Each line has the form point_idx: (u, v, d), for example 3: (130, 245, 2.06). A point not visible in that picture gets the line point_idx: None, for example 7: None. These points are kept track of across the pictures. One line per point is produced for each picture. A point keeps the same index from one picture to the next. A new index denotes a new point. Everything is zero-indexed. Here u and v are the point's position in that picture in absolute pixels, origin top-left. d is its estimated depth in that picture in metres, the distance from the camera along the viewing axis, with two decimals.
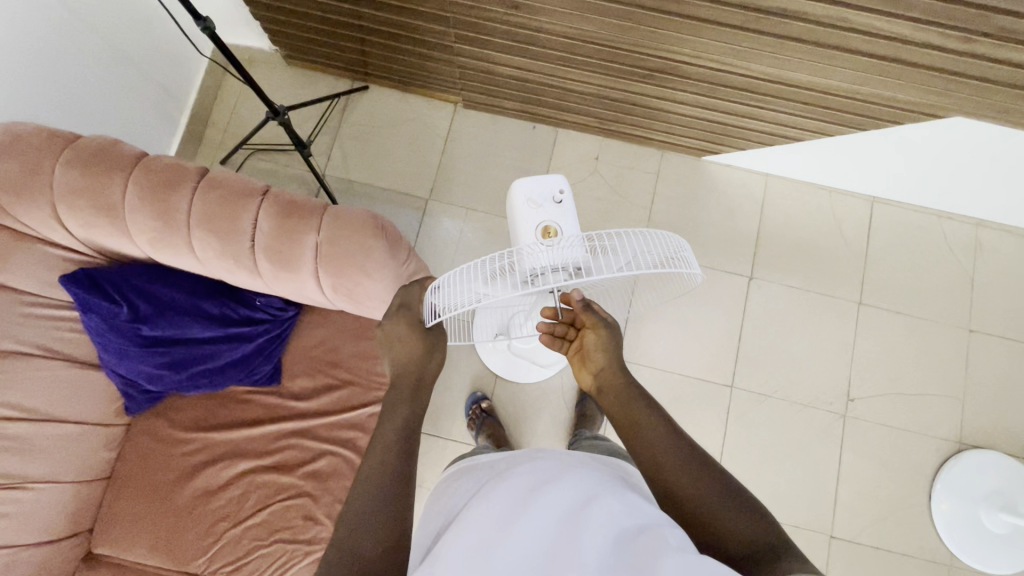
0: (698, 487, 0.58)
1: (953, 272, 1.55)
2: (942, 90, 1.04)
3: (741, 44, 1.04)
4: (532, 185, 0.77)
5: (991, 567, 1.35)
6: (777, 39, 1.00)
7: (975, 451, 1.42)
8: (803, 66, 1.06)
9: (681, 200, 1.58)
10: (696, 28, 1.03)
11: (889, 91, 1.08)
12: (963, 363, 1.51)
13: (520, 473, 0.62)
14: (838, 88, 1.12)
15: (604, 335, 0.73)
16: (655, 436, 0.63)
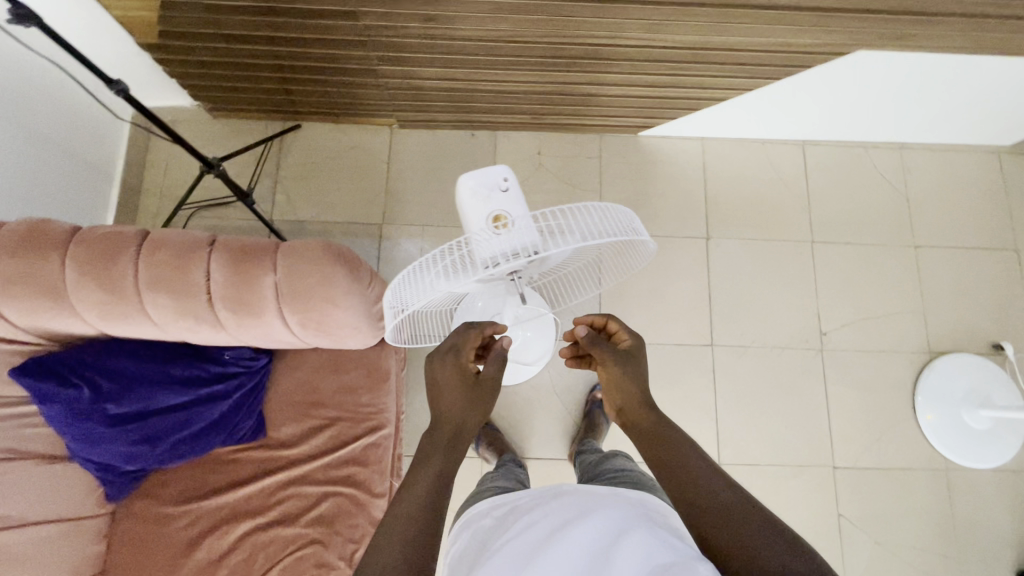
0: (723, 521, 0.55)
1: (890, 196, 1.64)
2: (840, 28, 1.11)
3: (650, 17, 1.09)
4: (477, 177, 0.78)
5: (982, 463, 1.43)
6: (684, 6, 1.05)
7: (944, 358, 1.50)
8: (713, 27, 1.11)
9: (628, 177, 1.62)
10: (607, 9, 1.07)
11: (794, 38, 1.15)
12: (917, 278, 1.59)
13: (550, 514, 0.65)
14: (749, 43, 1.17)
15: (620, 364, 0.76)
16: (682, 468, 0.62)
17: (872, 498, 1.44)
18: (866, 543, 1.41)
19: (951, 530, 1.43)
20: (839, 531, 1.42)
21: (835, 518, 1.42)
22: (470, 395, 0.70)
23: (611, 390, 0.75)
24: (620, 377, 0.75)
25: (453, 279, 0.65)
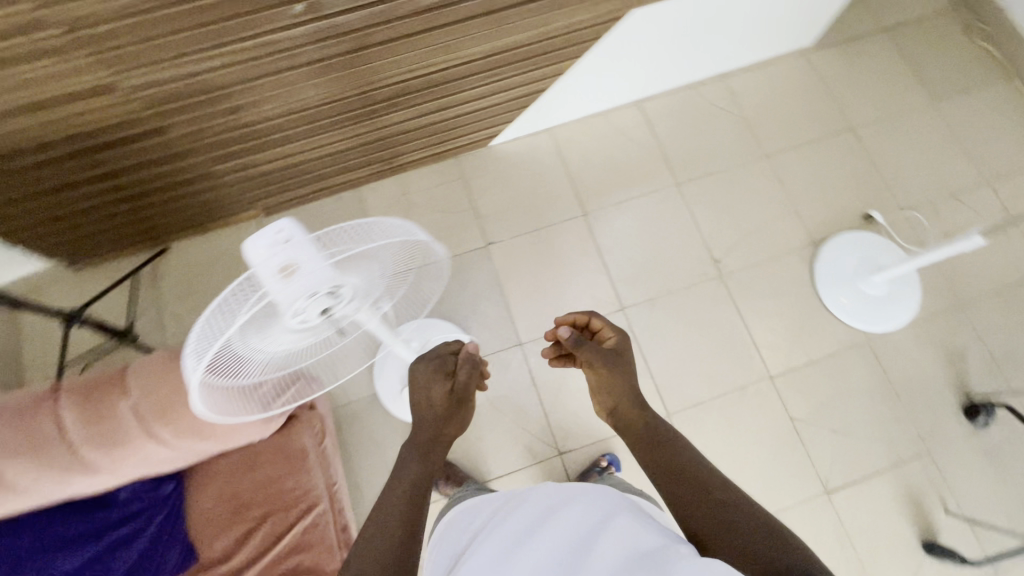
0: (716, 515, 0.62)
1: (730, 121, 1.77)
2: (606, 1, 1.21)
3: (435, 44, 1.16)
4: (263, 237, 0.61)
5: (895, 322, 1.54)
6: (459, 25, 1.12)
7: (828, 245, 1.61)
8: (496, 33, 1.19)
9: (496, 187, 1.68)
10: (393, 49, 1.12)
11: (572, 19, 1.24)
12: (779, 183, 1.71)
13: (525, 512, 0.70)
14: (536, 36, 1.26)
15: (609, 366, 0.83)
16: (689, 472, 0.68)
17: (817, 395, 1.51)
18: (827, 437, 1.47)
19: (894, 394, 1.52)
20: (800, 435, 1.47)
21: (792, 424, 1.48)
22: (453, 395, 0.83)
23: (603, 390, 0.83)
24: (610, 377, 0.82)
25: (239, 332, 0.63)
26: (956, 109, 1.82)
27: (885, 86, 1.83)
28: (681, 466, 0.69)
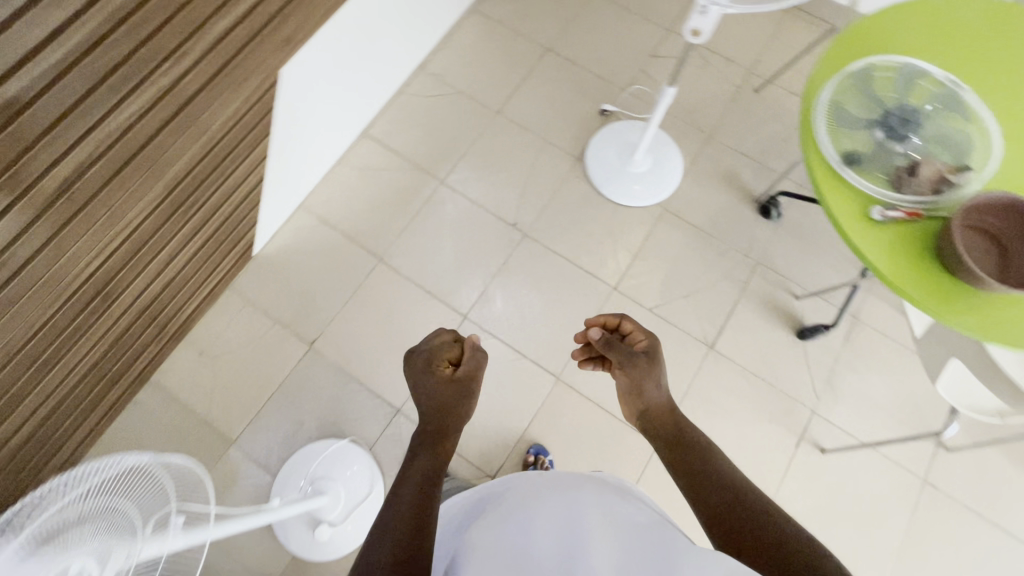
0: (742, 513, 0.69)
1: (450, 103, 1.83)
2: (261, 85, 1.16)
3: (120, 229, 1.03)
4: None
5: (672, 181, 1.72)
6: (135, 202, 1.00)
7: (589, 155, 1.74)
8: (175, 177, 1.09)
9: (287, 288, 1.60)
10: (81, 266, 0.98)
11: (240, 116, 1.18)
12: (521, 129, 1.81)
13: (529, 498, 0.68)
14: (218, 152, 1.18)
15: (648, 365, 0.88)
16: (705, 466, 0.75)
17: (653, 277, 1.64)
18: (680, 305, 1.61)
19: (706, 237, 1.69)
20: (660, 318, 1.60)
21: (649, 314, 1.60)
22: (460, 389, 0.83)
23: (636, 392, 0.86)
24: (642, 377, 0.86)
25: None
26: None
27: (550, 1, 1.98)
28: (701, 461, 0.76)
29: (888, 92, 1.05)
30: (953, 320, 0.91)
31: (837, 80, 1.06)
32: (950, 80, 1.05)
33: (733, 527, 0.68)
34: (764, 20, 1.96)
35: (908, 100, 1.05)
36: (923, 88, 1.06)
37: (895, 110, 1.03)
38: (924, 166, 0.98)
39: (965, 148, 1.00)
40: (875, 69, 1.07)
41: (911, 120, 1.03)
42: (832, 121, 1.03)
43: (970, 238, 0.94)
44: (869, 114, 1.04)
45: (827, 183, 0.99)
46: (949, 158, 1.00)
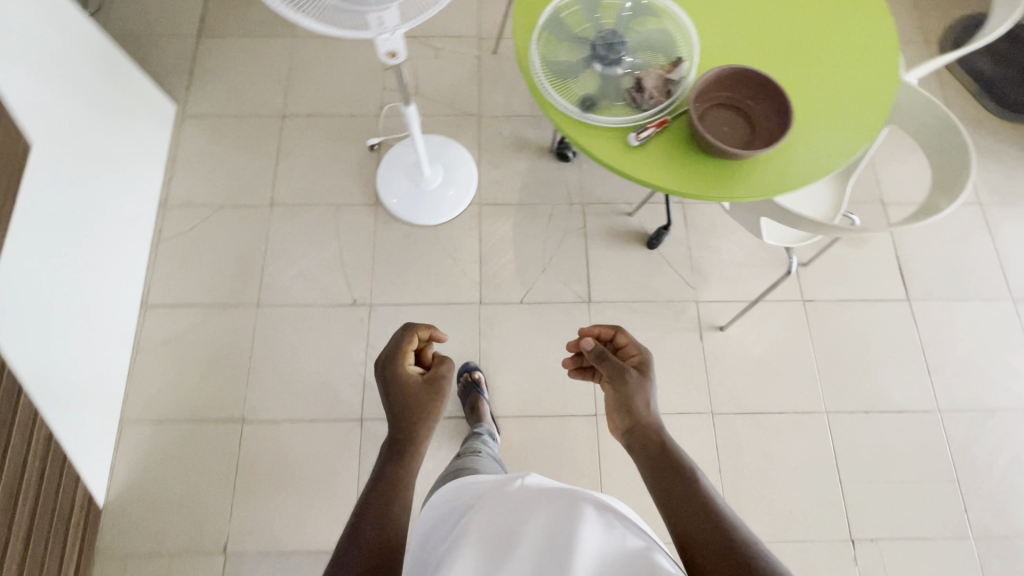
0: (706, 528, 0.69)
1: (215, 221, 1.63)
2: None
3: None
4: None
5: (470, 174, 1.69)
6: None
7: (382, 195, 1.66)
8: None
9: (161, 509, 1.38)
10: None
11: None
12: (303, 206, 1.66)
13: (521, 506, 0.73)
14: None
15: (638, 376, 0.90)
16: (681, 486, 0.75)
17: (507, 273, 1.63)
18: (544, 282, 1.62)
19: (528, 206, 1.69)
20: (534, 305, 1.60)
21: (523, 307, 1.60)
22: (422, 399, 0.81)
23: (622, 404, 0.87)
24: (631, 389, 0.89)
25: None
26: None
27: (254, 65, 1.80)
28: (676, 480, 0.75)
29: (584, 25, 1.07)
30: (743, 192, 0.97)
31: (537, 39, 1.06)
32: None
33: (695, 544, 0.68)
34: None
35: (603, 22, 1.07)
36: (609, 6, 1.08)
37: (598, 38, 1.05)
38: (647, 76, 1.01)
39: (671, 39, 1.04)
40: (562, 11, 1.08)
41: (615, 40, 1.05)
42: (554, 78, 1.03)
43: (713, 119, 1.01)
44: (580, 53, 1.05)
45: (582, 137, 1.00)
46: (662, 55, 1.04)
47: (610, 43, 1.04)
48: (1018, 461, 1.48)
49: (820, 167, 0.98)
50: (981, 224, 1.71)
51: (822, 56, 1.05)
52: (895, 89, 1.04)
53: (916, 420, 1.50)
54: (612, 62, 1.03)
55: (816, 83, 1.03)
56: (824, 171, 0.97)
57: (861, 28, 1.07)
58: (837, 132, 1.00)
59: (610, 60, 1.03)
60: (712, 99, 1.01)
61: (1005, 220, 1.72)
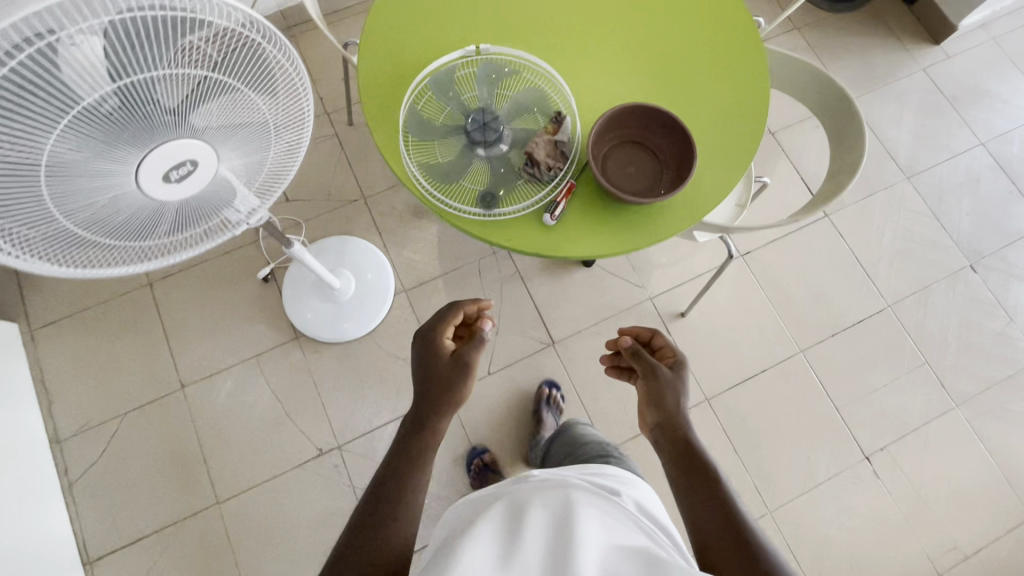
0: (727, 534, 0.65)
1: (127, 433, 1.41)
2: None
3: None
4: None
5: (383, 266, 1.55)
6: None
7: (299, 325, 1.49)
8: None
9: None
10: None
11: None
12: (218, 373, 1.46)
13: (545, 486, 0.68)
14: None
15: (676, 377, 0.81)
16: (704, 485, 0.70)
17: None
18: (502, 342, 1.55)
19: (455, 271, 1.59)
20: (502, 369, 1.53)
21: (493, 377, 1.52)
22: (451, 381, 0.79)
23: (652, 406, 0.80)
24: (664, 388, 0.80)
25: None
26: None
27: None
28: (696, 479, 0.71)
29: (447, 111, 0.97)
30: (671, 228, 0.94)
31: (405, 145, 0.95)
32: (475, 51, 0.99)
33: (715, 552, 0.64)
34: None
35: (466, 101, 0.98)
36: (465, 80, 0.99)
37: (468, 121, 0.95)
38: (536, 144, 0.93)
39: (542, 95, 0.97)
40: (418, 104, 0.97)
41: (486, 115, 0.95)
42: (441, 182, 0.93)
43: (616, 160, 0.96)
44: (456, 144, 0.95)
45: (497, 236, 0.91)
46: (541, 114, 0.96)
47: (483, 121, 0.94)
48: (965, 322, 1.61)
49: (732, 174, 0.97)
50: None
51: (688, 63, 1.04)
52: (765, 72, 1.06)
53: (875, 324, 1.59)
54: (494, 141, 0.94)
55: (693, 92, 1.02)
56: (737, 178, 0.97)
57: (713, 20, 1.07)
58: (733, 133, 1.00)
59: (491, 139, 0.94)
60: (610, 141, 0.95)
61: (875, 107, 1.82)
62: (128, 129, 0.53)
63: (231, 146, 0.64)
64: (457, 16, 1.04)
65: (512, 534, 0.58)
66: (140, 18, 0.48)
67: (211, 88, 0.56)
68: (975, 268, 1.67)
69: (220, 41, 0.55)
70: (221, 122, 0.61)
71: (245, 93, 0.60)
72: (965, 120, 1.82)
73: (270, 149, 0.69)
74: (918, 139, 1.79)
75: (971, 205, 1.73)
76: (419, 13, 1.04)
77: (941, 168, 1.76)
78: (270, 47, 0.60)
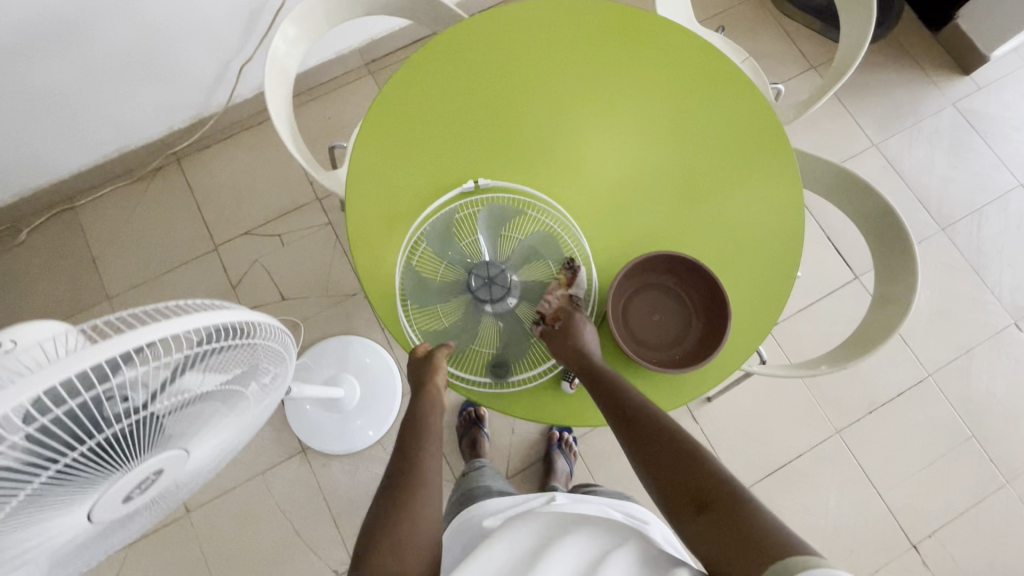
0: (680, 468, 0.65)
1: (134, 566, 1.35)
2: None
3: None
4: None
5: (386, 367, 1.47)
6: None
7: (303, 437, 1.41)
8: None
9: None
10: None
11: None
12: (224, 493, 1.39)
13: (551, 522, 0.67)
14: None
15: (567, 335, 0.80)
16: (655, 442, 0.69)
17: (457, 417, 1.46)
18: (519, 440, 1.46)
19: None
20: (521, 470, 1.45)
21: (511, 480, 1.44)
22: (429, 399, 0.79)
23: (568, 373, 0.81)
24: (568, 357, 0.80)
25: None
26: (118, 271, 1.55)
27: None
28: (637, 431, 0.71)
29: (446, 265, 0.88)
30: (697, 382, 0.88)
31: (405, 311, 0.87)
32: (473, 186, 0.90)
33: (671, 489, 0.64)
34: (271, 142, 1.64)
35: (466, 250, 0.88)
36: (465, 222, 0.90)
37: (470, 279, 0.86)
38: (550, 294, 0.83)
39: (550, 237, 0.86)
40: (412, 260, 0.88)
41: (490, 270, 0.86)
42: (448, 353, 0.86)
43: (638, 307, 0.86)
44: (460, 305, 0.85)
45: (514, 409, 0.87)
46: (552, 260, 0.85)
47: (486, 279, 0.86)
48: (1013, 387, 1.50)
49: (763, 318, 0.92)
50: (884, 166, 1.67)
51: (711, 189, 0.95)
52: (785, 170, 0.97)
53: (914, 396, 1.49)
54: (499, 299, 0.85)
55: (717, 222, 0.94)
56: (769, 323, 0.92)
57: (738, 131, 0.97)
58: (758, 280, 0.93)
59: (496, 297, 0.85)
60: (631, 286, 0.85)
61: (903, 149, 1.69)
62: (79, 489, 0.46)
63: (210, 429, 0.56)
64: (451, 143, 0.94)
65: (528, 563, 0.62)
66: (61, 412, 0.39)
67: (168, 410, 0.48)
68: (1020, 325, 1.55)
69: (167, 369, 0.45)
70: (192, 422, 0.53)
71: (212, 387, 0.51)
72: (1002, 158, 1.69)
73: (254, 403, 0.62)
74: (952, 182, 1.67)
75: (1011, 255, 1.61)
76: (408, 143, 0.94)
77: (978, 214, 1.64)
78: (235, 337, 0.50)
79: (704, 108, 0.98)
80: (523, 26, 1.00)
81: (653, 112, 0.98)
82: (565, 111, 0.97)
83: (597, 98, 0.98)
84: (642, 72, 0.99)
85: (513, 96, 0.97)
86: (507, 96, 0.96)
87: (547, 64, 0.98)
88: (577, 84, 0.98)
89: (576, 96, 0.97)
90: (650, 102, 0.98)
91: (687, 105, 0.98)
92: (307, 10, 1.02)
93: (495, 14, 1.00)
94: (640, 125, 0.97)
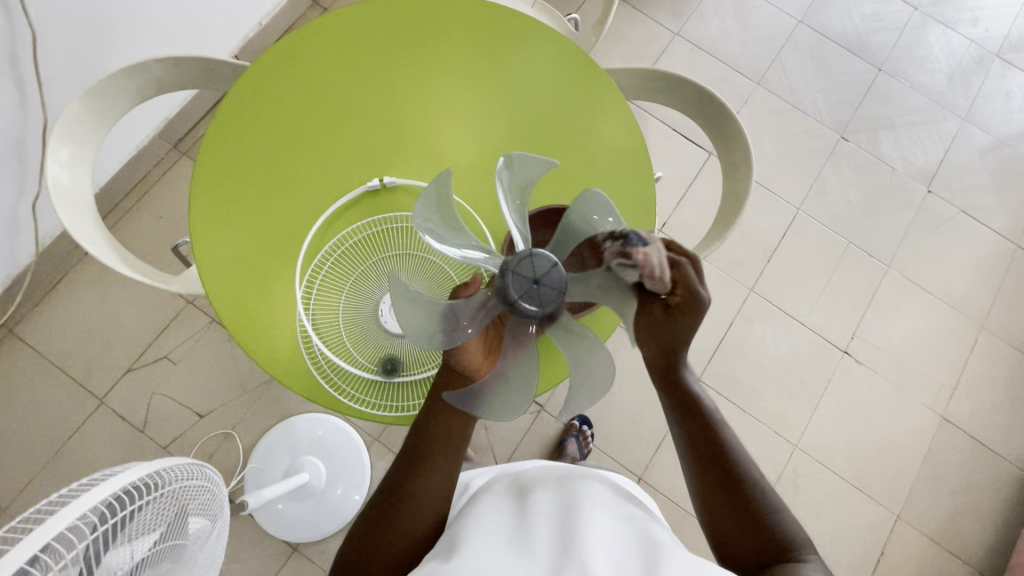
0: (743, 514, 0.69)
1: None
2: None
3: None
4: None
5: (339, 431, 1.40)
6: None
7: (291, 538, 1.34)
8: None
9: None
10: None
11: None
12: None
13: (540, 502, 0.67)
14: None
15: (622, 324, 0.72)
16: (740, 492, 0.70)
17: None
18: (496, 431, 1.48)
19: None
20: (512, 457, 1.47)
21: None
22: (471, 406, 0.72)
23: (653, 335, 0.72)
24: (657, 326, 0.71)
25: None
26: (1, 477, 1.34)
27: None
28: (699, 426, 0.73)
29: (363, 266, 0.88)
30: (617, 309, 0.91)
31: (310, 355, 0.86)
32: (379, 182, 0.90)
33: (729, 527, 0.69)
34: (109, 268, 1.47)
35: (382, 260, 0.89)
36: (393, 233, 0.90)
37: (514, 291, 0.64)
38: (653, 240, 0.65)
39: (530, 154, 0.71)
40: (324, 266, 0.88)
41: (534, 266, 0.64)
42: (370, 370, 0.85)
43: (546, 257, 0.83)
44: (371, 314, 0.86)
45: None
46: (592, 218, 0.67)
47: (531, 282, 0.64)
48: (864, 189, 1.73)
49: None
50: (692, 49, 1.81)
51: (561, 153, 0.97)
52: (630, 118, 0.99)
53: (796, 231, 1.67)
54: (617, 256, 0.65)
55: (552, 183, 0.95)
56: None
57: (569, 94, 0.98)
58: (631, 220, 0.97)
59: (623, 253, 0.65)
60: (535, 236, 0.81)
61: (701, 29, 1.84)
62: None
63: None
64: (306, 208, 0.89)
65: (525, 544, 0.60)
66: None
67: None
68: (846, 137, 1.78)
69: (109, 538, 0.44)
70: None
71: (146, 552, 0.49)
72: (778, 6, 1.88)
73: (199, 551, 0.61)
74: (750, 41, 1.84)
75: (817, 83, 1.82)
76: (265, 223, 0.88)
77: (779, 60, 1.83)
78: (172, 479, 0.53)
79: (543, 77, 0.98)
80: (355, 32, 0.95)
81: (493, 100, 0.97)
82: (407, 127, 0.94)
83: (433, 105, 0.95)
84: (473, 62, 0.97)
85: (352, 136, 0.92)
86: (339, 118, 0.92)
87: (386, 51, 0.95)
88: (415, 64, 0.96)
89: (405, 105, 0.94)
90: (489, 69, 0.97)
91: (523, 80, 0.98)
92: (71, 124, 0.90)
93: (343, 9, 0.95)
94: (483, 116, 0.96)
